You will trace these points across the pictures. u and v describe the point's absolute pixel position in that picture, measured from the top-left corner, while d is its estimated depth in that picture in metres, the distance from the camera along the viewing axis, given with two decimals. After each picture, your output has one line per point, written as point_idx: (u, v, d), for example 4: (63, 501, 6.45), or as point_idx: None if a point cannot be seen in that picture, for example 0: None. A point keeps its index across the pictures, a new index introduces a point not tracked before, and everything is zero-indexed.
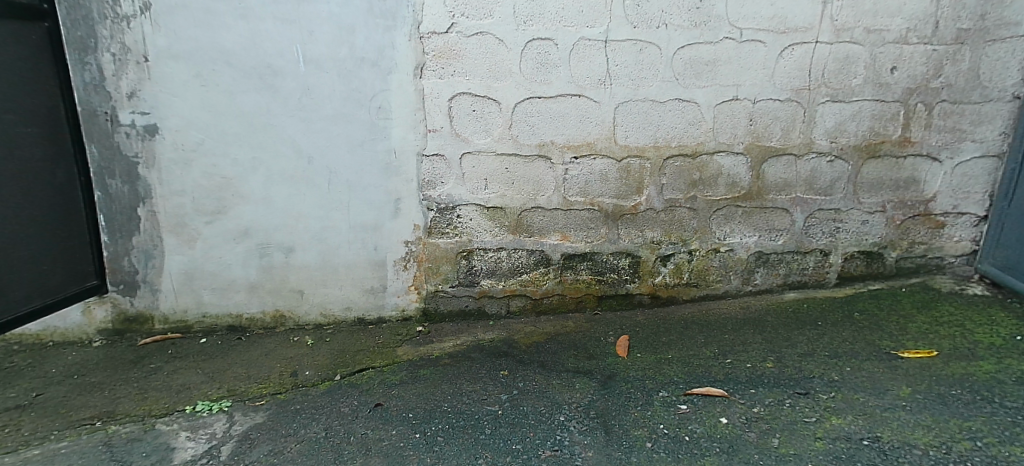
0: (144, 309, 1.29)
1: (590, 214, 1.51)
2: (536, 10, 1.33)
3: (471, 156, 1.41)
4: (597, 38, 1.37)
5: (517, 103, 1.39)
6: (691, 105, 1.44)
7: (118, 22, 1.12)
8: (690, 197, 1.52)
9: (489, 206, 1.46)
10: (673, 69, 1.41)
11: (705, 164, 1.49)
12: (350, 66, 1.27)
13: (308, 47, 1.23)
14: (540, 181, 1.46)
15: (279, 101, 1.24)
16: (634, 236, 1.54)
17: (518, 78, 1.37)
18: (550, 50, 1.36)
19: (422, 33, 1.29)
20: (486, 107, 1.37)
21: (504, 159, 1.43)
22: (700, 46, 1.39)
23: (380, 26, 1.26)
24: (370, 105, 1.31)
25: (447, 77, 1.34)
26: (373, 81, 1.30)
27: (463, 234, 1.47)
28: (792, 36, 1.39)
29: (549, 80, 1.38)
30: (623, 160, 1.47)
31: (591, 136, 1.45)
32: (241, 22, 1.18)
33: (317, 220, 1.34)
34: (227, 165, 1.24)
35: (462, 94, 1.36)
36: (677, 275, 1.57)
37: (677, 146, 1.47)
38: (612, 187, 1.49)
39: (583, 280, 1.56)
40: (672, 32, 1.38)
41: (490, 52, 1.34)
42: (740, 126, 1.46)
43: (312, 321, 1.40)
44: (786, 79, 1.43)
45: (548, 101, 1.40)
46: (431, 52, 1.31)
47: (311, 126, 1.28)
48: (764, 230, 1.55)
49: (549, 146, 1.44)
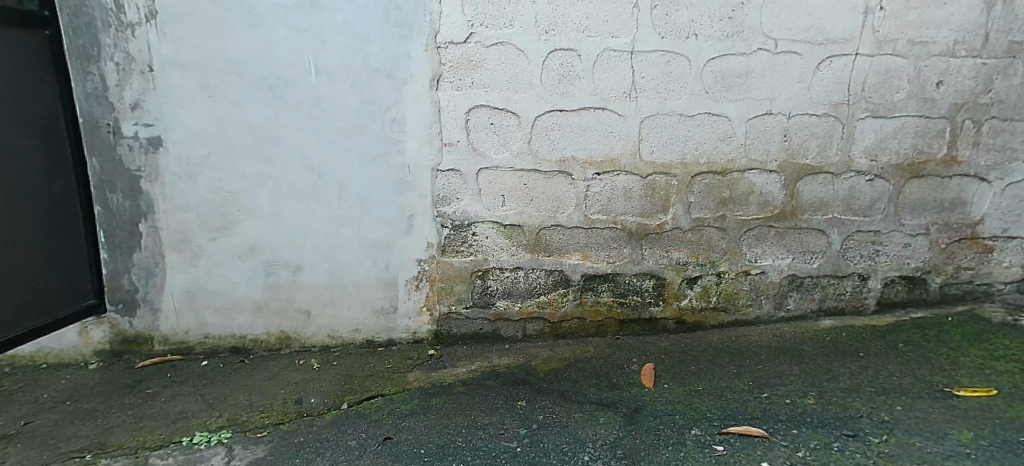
0: (143, 329, 1.23)
1: (612, 234, 1.43)
2: (559, 20, 1.26)
3: (489, 171, 1.34)
4: (623, 49, 1.30)
5: (537, 117, 1.32)
6: (720, 119, 1.36)
7: (122, 30, 1.07)
8: (719, 217, 1.43)
9: (506, 224, 1.39)
10: (703, 81, 1.33)
11: (736, 181, 1.41)
12: (364, 77, 1.22)
13: (321, 57, 1.18)
14: (560, 198, 1.39)
15: (289, 113, 1.19)
16: (659, 257, 1.45)
17: (539, 91, 1.30)
18: (573, 61, 1.29)
19: (439, 43, 1.24)
20: (505, 120, 1.31)
21: (523, 175, 1.36)
22: (733, 58, 1.32)
23: (396, 35, 1.21)
24: (385, 117, 1.25)
25: (464, 89, 1.27)
26: (387, 92, 1.24)
27: (479, 252, 1.40)
28: (830, 48, 1.32)
29: (572, 92, 1.31)
30: (648, 177, 1.40)
31: (615, 152, 1.37)
32: (251, 30, 1.13)
33: (327, 237, 1.28)
34: (233, 179, 1.19)
35: (480, 107, 1.29)
36: (704, 299, 1.48)
37: (706, 163, 1.39)
38: (636, 205, 1.41)
39: (604, 303, 1.48)
40: (703, 43, 1.31)
41: (510, 63, 1.27)
42: (774, 142, 1.38)
43: (319, 343, 1.33)
44: (823, 93, 1.35)
45: (571, 115, 1.33)
46: (449, 63, 1.25)
47: (322, 139, 1.22)
48: (798, 252, 1.46)
49: (570, 162, 1.36)
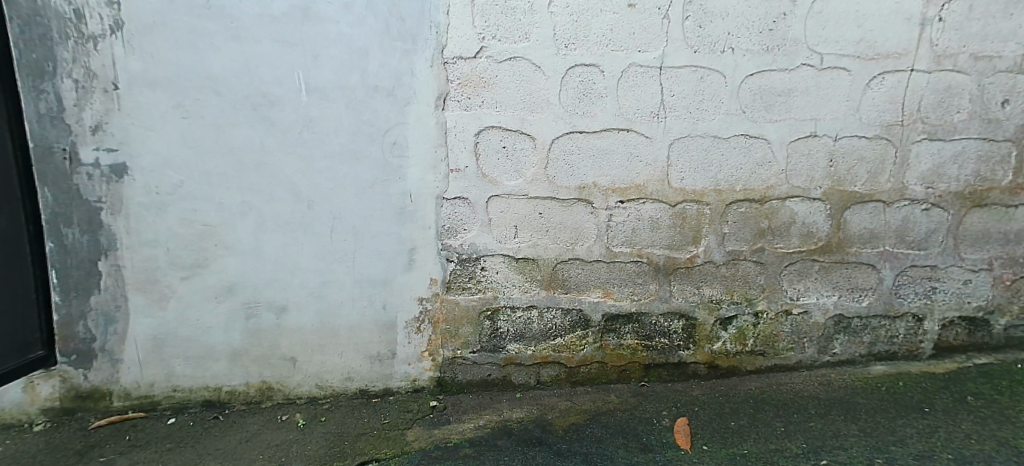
0: (101, 383, 1.08)
1: (637, 268, 1.28)
2: (581, 33, 1.14)
3: (499, 199, 1.21)
4: (651, 64, 1.17)
5: (554, 139, 1.19)
6: (759, 141, 1.23)
7: (82, 43, 0.93)
8: (757, 250, 1.28)
9: (519, 257, 1.25)
10: (740, 100, 1.20)
11: (775, 210, 1.27)
12: (362, 96, 1.09)
13: (313, 73, 1.05)
14: (579, 229, 1.25)
15: (275, 135, 1.05)
16: (690, 295, 1.30)
17: (557, 110, 1.17)
18: (595, 78, 1.16)
19: (446, 58, 1.11)
20: (519, 143, 1.18)
21: (538, 203, 1.22)
22: (773, 74, 1.19)
23: (398, 49, 1.08)
24: (384, 140, 1.12)
25: (474, 108, 1.15)
26: (388, 112, 1.11)
27: (488, 289, 1.25)
28: (882, 63, 1.19)
29: (594, 112, 1.18)
30: (678, 205, 1.25)
31: (640, 177, 1.23)
32: (233, 43, 0.99)
33: (316, 275, 1.13)
34: (211, 211, 1.04)
35: (491, 128, 1.16)
36: (740, 342, 1.32)
37: (742, 190, 1.25)
38: (664, 237, 1.27)
39: (627, 346, 1.32)
40: (740, 57, 1.18)
41: (525, 80, 1.15)
42: (819, 167, 1.25)
43: (305, 395, 1.18)
44: (874, 113, 1.22)
45: (592, 137, 1.20)
46: (456, 80, 1.13)
47: (312, 165, 1.09)
48: (846, 289, 1.31)
49: (591, 189, 1.23)
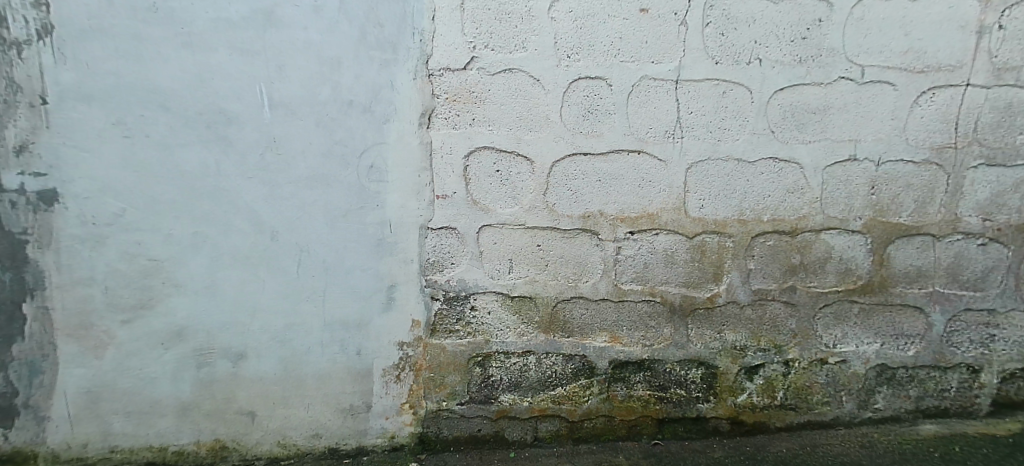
0: (23, 445, 0.96)
1: (650, 308, 1.12)
2: (586, 41, 1.00)
3: (493, 229, 1.06)
4: (666, 77, 1.03)
5: (555, 162, 1.05)
6: (789, 166, 1.08)
7: (5, 51, 0.81)
8: (787, 288, 1.12)
9: (514, 295, 1.10)
10: (767, 119, 1.06)
11: (808, 244, 1.11)
12: (334, 112, 0.95)
13: (277, 86, 0.91)
14: (583, 264, 1.10)
15: (233, 157, 0.91)
16: (710, 340, 1.14)
17: (559, 130, 1.03)
18: (602, 93, 1.02)
19: (432, 69, 0.98)
20: (514, 166, 1.04)
21: (536, 234, 1.08)
22: (805, 89, 1.05)
23: (376, 59, 0.95)
24: (360, 163, 0.98)
25: (463, 127, 1.01)
26: (363, 131, 0.97)
27: (478, 332, 1.10)
28: (932, 77, 1.03)
29: (600, 131, 1.04)
30: (696, 237, 1.10)
31: (653, 205, 1.09)
32: (183, 52, 0.86)
33: (280, 317, 0.99)
34: (156, 244, 0.91)
35: (483, 149, 1.02)
36: (768, 394, 1.16)
37: (770, 220, 1.10)
38: (679, 273, 1.11)
39: (638, 397, 1.16)
40: (768, 70, 1.04)
41: (522, 94, 1.01)
42: (858, 195, 1.09)
43: (265, 454, 1.06)
44: (922, 135, 1.06)
45: (598, 160, 1.06)
46: (443, 94, 0.99)
47: (276, 191, 0.95)
48: (891, 336, 1.14)
49: (597, 218, 1.08)
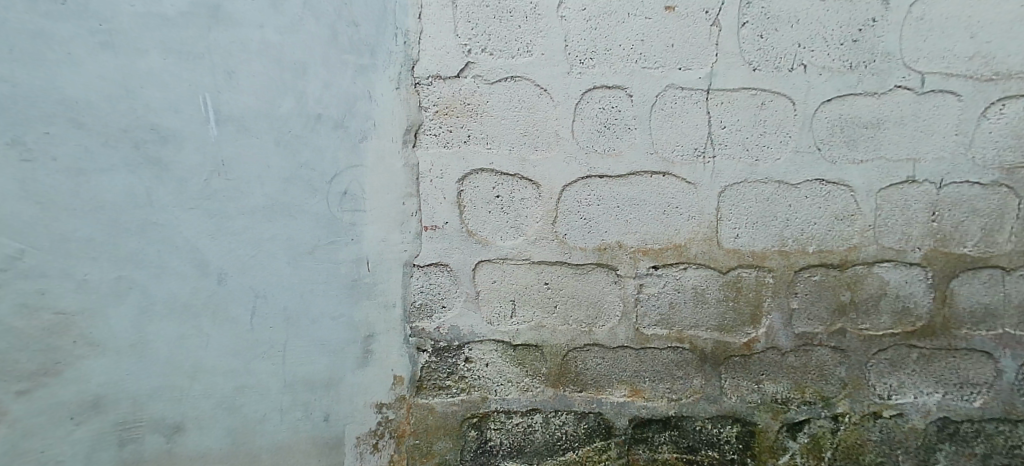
0: None
1: (677, 356, 0.96)
2: (602, 44, 0.85)
3: (491, 264, 0.91)
4: (695, 86, 0.88)
5: (566, 186, 0.90)
6: (838, 189, 0.93)
7: None
8: (835, 332, 0.97)
9: (518, 343, 0.93)
10: (813, 134, 0.91)
11: (859, 279, 0.96)
12: (298, 128, 0.78)
13: (225, 97, 0.74)
14: (598, 304, 0.94)
15: (169, 185, 0.74)
16: (746, 392, 0.98)
17: (570, 148, 0.89)
18: (621, 105, 0.88)
19: (419, 77, 0.83)
20: (517, 191, 0.89)
21: (544, 269, 0.92)
22: (857, 100, 0.90)
23: (349, 65, 0.79)
24: (331, 190, 0.82)
25: (456, 145, 0.86)
26: (334, 152, 0.81)
27: (474, 389, 0.93)
28: (1004, 85, 0.88)
29: (618, 149, 0.90)
30: (730, 272, 0.95)
31: (679, 235, 0.94)
32: (102, 54, 0.68)
33: (230, 377, 0.82)
34: (66, 294, 0.72)
35: (481, 172, 0.88)
36: (814, 455, 0.99)
37: (816, 252, 0.95)
38: (711, 315, 0.96)
39: (662, 462, 0.97)
40: (814, 78, 0.89)
41: (525, 107, 0.86)
42: (916, 222, 0.94)
43: None
44: (991, 153, 0.91)
45: (617, 183, 0.91)
46: (433, 107, 0.85)
47: (224, 225, 0.77)
48: (954, 385, 0.98)
49: (614, 250, 0.93)
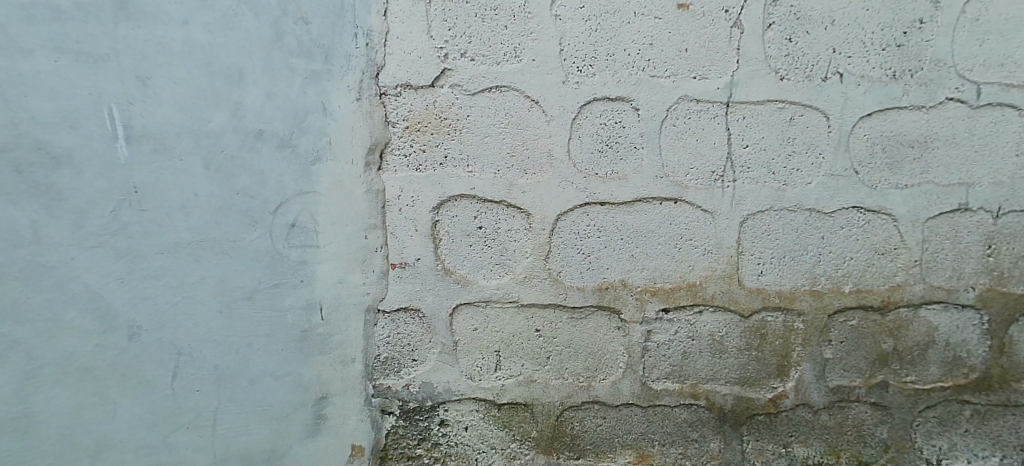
0: None
1: (691, 415, 0.82)
2: (604, 48, 0.72)
3: (472, 307, 0.77)
4: (712, 98, 0.75)
5: (561, 214, 0.77)
6: (880, 218, 0.80)
7: None
8: (875, 386, 0.83)
9: (504, 402, 0.79)
10: (850, 155, 0.78)
11: (902, 324, 0.82)
12: (232, 147, 0.64)
13: (137, 108, 0.60)
14: (599, 354, 0.80)
15: (59, 218, 0.58)
16: (773, 458, 0.81)
17: (565, 171, 0.76)
18: (626, 120, 0.75)
19: (384, 86, 0.70)
20: (503, 221, 0.76)
21: (535, 313, 0.79)
22: (902, 115, 0.77)
23: (298, 70, 0.65)
24: (275, 222, 0.67)
25: (430, 167, 0.73)
26: (279, 176, 0.66)
27: (450, 459, 0.76)
28: None
29: (623, 172, 0.77)
30: (753, 315, 0.82)
31: (694, 273, 0.80)
32: None
33: (144, 456, 0.65)
34: None
35: (459, 199, 0.74)
36: None
37: (853, 292, 0.82)
38: (731, 366, 0.82)
39: None
40: (852, 88, 0.76)
41: (513, 122, 0.73)
42: (970, 258, 0.80)
43: None
44: None
45: (621, 212, 0.78)
46: (401, 122, 0.71)
47: (136, 267, 0.62)
48: (1016, 449, 0.80)
49: (617, 290, 0.80)
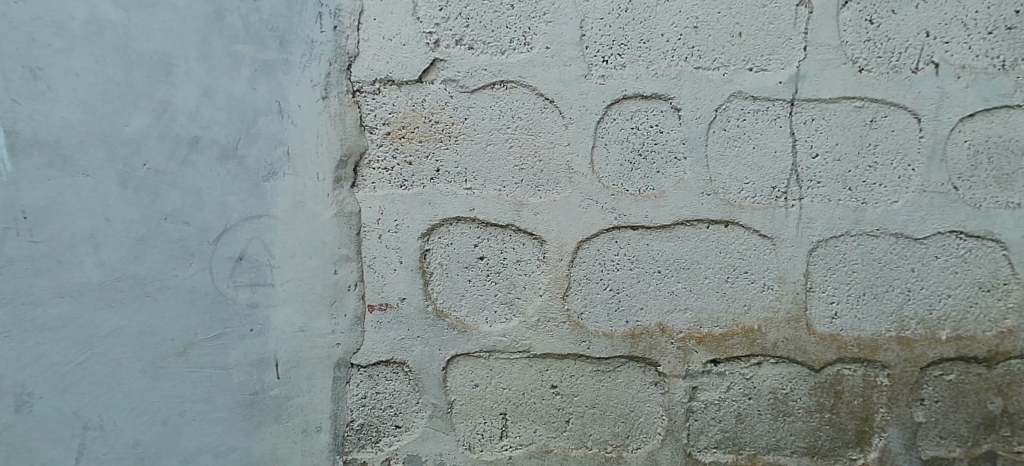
0: None
1: None
2: (636, 32, 0.57)
3: (471, 359, 0.61)
4: (774, 95, 0.60)
5: (583, 242, 0.61)
6: (986, 246, 0.63)
7: None
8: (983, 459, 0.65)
9: None
10: (947, 165, 0.62)
11: (1015, 380, 0.64)
12: (157, 159, 0.49)
13: (25, 107, 0.45)
14: (631, 417, 0.64)
15: None
16: None
17: (588, 188, 0.60)
18: (664, 123, 0.59)
19: (359, 81, 0.55)
20: (510, 251, 0.60)
21: (551, 366, 0.63)
22: (1015, 114, 0.60)
23: (244, 59, 0.51)
24: (216, 255, 0.52)
25: (418, 184, 0.58)
26: (221, 195, 0.52)
27: None
28: None
29: (660, 188, 0.61)
30: (826, 368, 0.65)
31: (750, 315, 0.64)
32: None
33: None
34: None
35: (455, 225, 0.59)
36: None
37: (951, 338, 0.65)
38: (797, 433, 0.65)
39: None
40: (949, 82, 0.60)
41: (521, 125, 0.58)
42: None
43: None
44: None
45: (658, 238, 0.62)
46: (381, 127, 0.56)
47: (22, 318, 0.46)
48: None
49: (653, 336, 0.64)
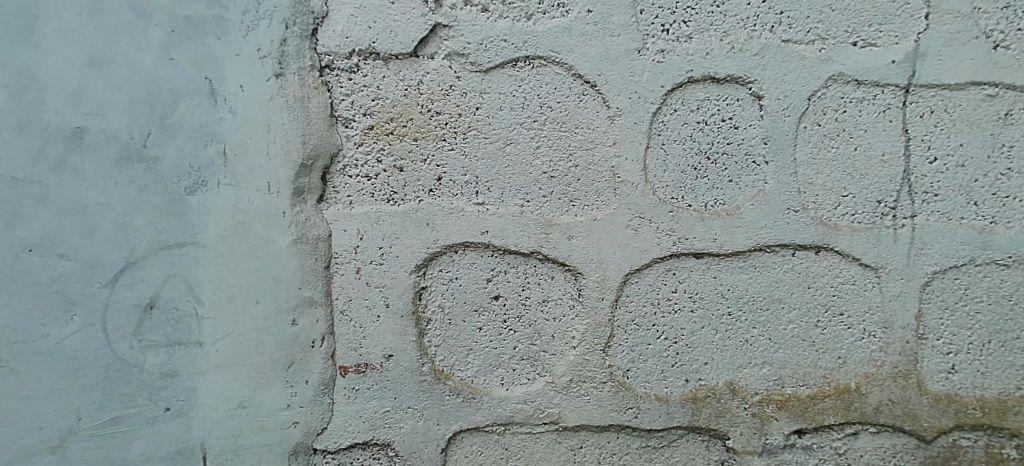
0: None
1: None
2: None
3: (479, 436, 0.45)
4: (885, 77, 0.45)
5: (632, 274, 0.46)
6: None
7: None
8: None
9: None
10: None
11: None
12: (15, 160, 0.34)
13: None
14: None
15: None
16: None
17: (638, 202, 0.45)
18: (739, 115, 0.44)
19: (329, 53, 0.39)
20: (534, 288, 0.44)
21: (586, 442, 0.46)
22: None
23: (153, 15, 0.35)
24: (115, 298, 0.37)
25: (411, 197, 0.42)
26: (119, 210, 0.36)
27: None
28: None
29: (733, 202, 0.46)
30: (939, 438, 0.49)
31: (846, 370, 0.48)
32: None
33: None
34: None
35: (460, 253, 0.43)
36: None
37: None
38: None
39: None
40: None
41: (553, 117, 0.43)
42: None
43: None
44: None
45: (729, 268, 0.46)
46: (361, 118, 0.41)
47: None
48: None
49: (721, 399, 0.48)
